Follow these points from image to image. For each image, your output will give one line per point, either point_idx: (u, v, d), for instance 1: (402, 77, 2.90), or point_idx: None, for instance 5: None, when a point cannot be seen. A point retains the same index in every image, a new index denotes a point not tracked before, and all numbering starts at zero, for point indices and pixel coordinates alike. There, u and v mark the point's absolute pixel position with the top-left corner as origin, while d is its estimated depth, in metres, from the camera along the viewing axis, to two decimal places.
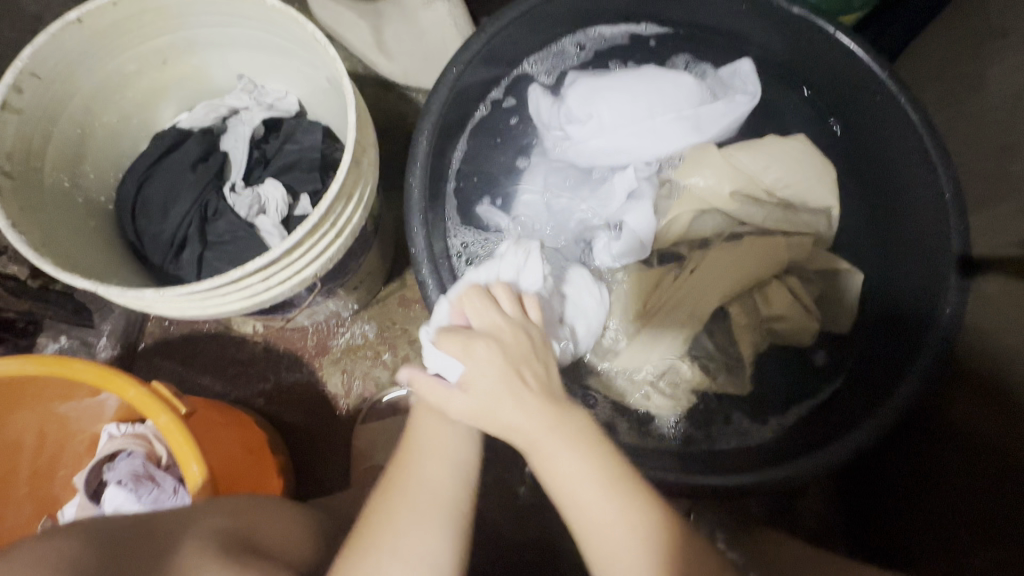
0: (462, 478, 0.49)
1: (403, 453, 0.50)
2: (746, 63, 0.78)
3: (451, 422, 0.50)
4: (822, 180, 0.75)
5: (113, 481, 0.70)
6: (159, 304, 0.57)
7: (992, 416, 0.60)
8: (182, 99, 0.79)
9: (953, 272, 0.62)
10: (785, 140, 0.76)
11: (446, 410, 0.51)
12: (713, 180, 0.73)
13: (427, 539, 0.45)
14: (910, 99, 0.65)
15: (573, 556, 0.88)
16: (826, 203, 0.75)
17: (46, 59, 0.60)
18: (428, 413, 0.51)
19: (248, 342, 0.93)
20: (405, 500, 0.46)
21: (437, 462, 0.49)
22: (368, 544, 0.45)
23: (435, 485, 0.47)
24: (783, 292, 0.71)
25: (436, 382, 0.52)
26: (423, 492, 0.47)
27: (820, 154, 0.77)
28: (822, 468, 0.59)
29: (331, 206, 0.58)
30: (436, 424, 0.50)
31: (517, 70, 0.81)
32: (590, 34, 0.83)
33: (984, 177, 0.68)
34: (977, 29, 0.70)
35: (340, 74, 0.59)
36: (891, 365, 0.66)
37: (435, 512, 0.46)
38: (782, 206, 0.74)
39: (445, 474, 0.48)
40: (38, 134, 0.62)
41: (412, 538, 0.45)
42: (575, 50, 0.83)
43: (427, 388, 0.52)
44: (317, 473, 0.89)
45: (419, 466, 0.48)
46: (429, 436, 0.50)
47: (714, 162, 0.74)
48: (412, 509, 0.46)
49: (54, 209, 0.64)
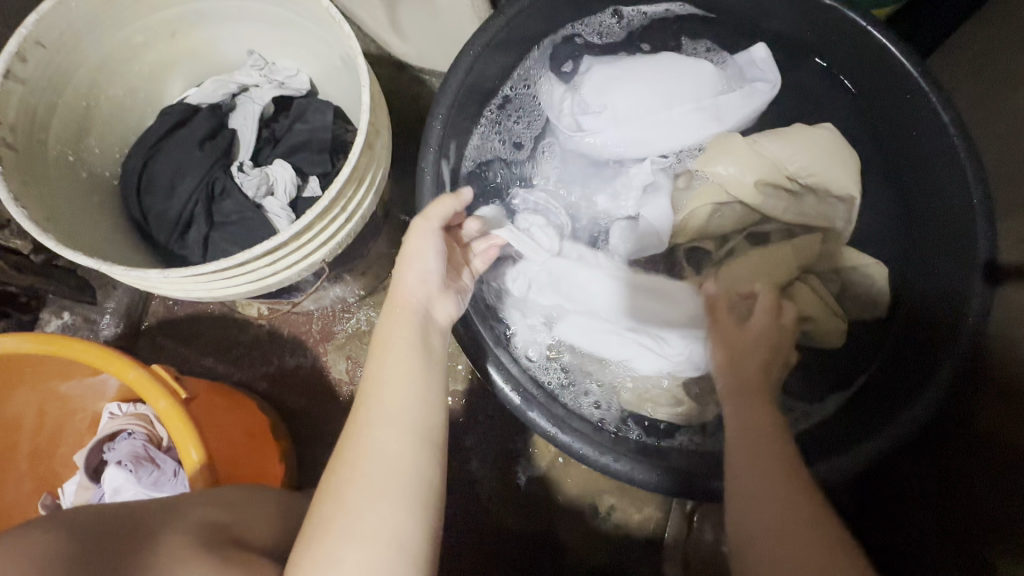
0: (423, 441, 0.48)
1: (353, 427, 0.49)
2: (761, 48, 0.75)
3: (406, 384, 0.50)
4: (848, 169, 0.73)
5: (113, 462, 0.69)
6: (164, 285, 0.55)
7: (1014, 426, 0.59)
8: (190, 73, 0.77)
9: (979, 281, 0.60)
10: (814, 128, 0.74)
11: (396, 380, 0.51)
12: (735, 168, 0.71)
13: (381, 515, 0.44)
14: (942, 98, 0.62)
15: (573, 550, 0.87)
16: (846, 191, 0.73)
17: (52, 27, 0.58)
18: (379, 378, 0.51)
19: (252, 324, 0.92)
20: (357, 474, 0.46)
21: (390, 428, 0.48)
22: (323, 531, 0.43)
23: (387, 453, 0.47)
24: (808, 295, 0.69)
25: (387, 339, 0.53)
26: (374, 464, 0.46)
27: (842, 141, 0.74)
28: (838, 474, 0.58)
29: (342, 190, 0.56)
30: (388, 387, 0.50)
31: (558, 36, 0.78)
32: (630, 10, 0.79)
33: (1016, 182, 0.65)
34: (1018, 26, 0.67)
35: (355, 54, 0.57)
36: (913, 370, 0.65)
37: (392, 483, 0.45)
38: (806, 194, 0.72)
39: (398, 439, 0.48)
40: (43, 106, 0.61)
41: (365, 521, 0.43)
42: (612, 17, 0.80)
43: (379, 356, 0.53)
44: (319, 459, 0.89)
45: (371, 436, 0.48)
46: (380, 400, 0.49)
47: (739, 150, 0.71)
48: (363, 484, 0.45)
49: (59, 183, 0.62)
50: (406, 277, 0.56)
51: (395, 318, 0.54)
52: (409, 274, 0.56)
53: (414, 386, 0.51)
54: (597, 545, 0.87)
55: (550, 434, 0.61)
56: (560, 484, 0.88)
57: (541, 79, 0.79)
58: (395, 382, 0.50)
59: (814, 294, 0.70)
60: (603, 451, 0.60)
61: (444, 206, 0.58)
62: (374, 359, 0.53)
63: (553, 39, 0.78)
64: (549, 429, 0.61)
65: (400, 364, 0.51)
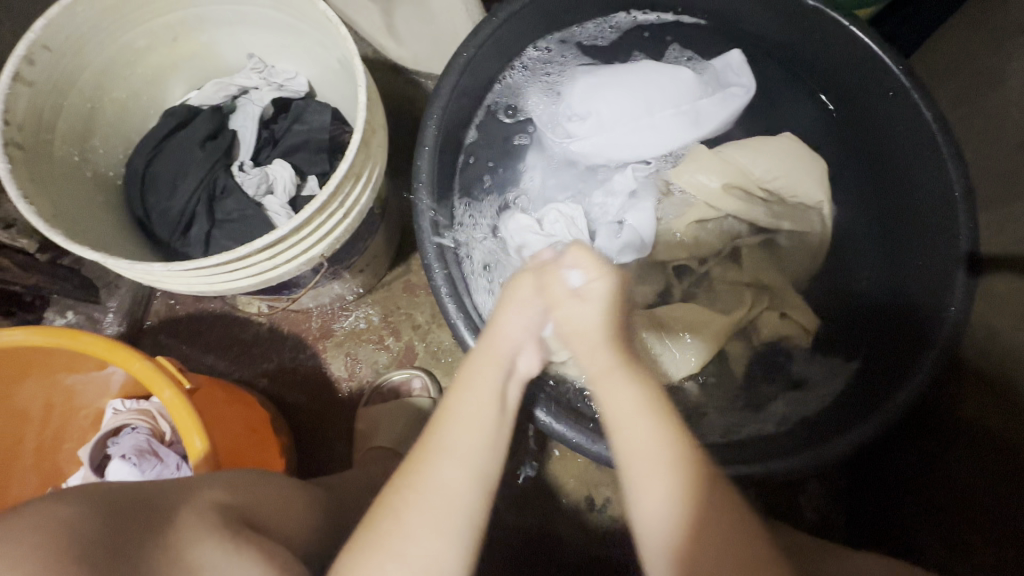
0: (485, 478, 0.49)
1: (423, 450, 0.50)
2: (735, 55, 0.78)
3: (484, 423, 0.51)
4: (811, 171, 0.75)
5: (117, 456, 0.71)
6: (167, 279, 0.57)
7: (996, 413, 0.61)
8: (192, 77, 0.80)
9: (962, 270, 0.61)
10: (774, 137, 0.76)
11: (475, 414, 0.51)
12: (704, 176, 0.73)
13: (437, 549, 0.45)
14: (924, 94, 0.64)
15: (570, 542, 0.88)
16: (814, 199, 0.75)
17: (59, 32, 0.60)
18: (457, 411, 0.51)
19: (252, 323, 0.94)
20: (421, 504, 0.47)
21: (457, 464, 0.49)
22: (381, 543, 0.45)
23: (454, 487, 0.48)
24: (772, 318, 0.74)
25: (470, 377, 0.52)
26: (441, 497, 0.47)
27: (807, 149, 0.76)
28: (826, 460, 0.59)
29: (339, 185, 0.58)
30: (466, 423, 0.51)
31: (562, 36, 0.80)
32: (620, 16, 0.82)
33: (996, 176, 0.67)
34: (995, 24, 0.69)
35: (351, 54, 0.59)
36: (899, 358, 0.66)
37: (450, 519, 0.46)
38: (776, 205, 0.74)
39: (466, 476, 0.48)
40: (50, 108, 0.63)
41: (420, 548, 0.45)
42: (610, 27, 0.82)
43: (459, 388, 0.52)
44: (319, 454, 0.90)
45: (439, 466, 0.48)
46: (456, 436, 0.50)
47: (715, 162, 0.73)
48: (426, 513, 0.46)
49: (65, 182, 0.64)
50: (504, 322, 0.53)
51: (482, 361, 0.53)
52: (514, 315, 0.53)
53: (490, 431, 0.51)
54: (594, 537, 0.88)
55: (545, 423, 0.62)
56: (557, 477, 0.90)
57: (529, 88, 0.80)
58: (477, 409, 0.51)
59: (782, 318, 0.74)
60: (596, 440, 0.61)
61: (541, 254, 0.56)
62: (453, 391, 0.53)
63: (555, 36, 0.80)
64: (544, 418, 0.62)
65: (478, 407, 0.51)
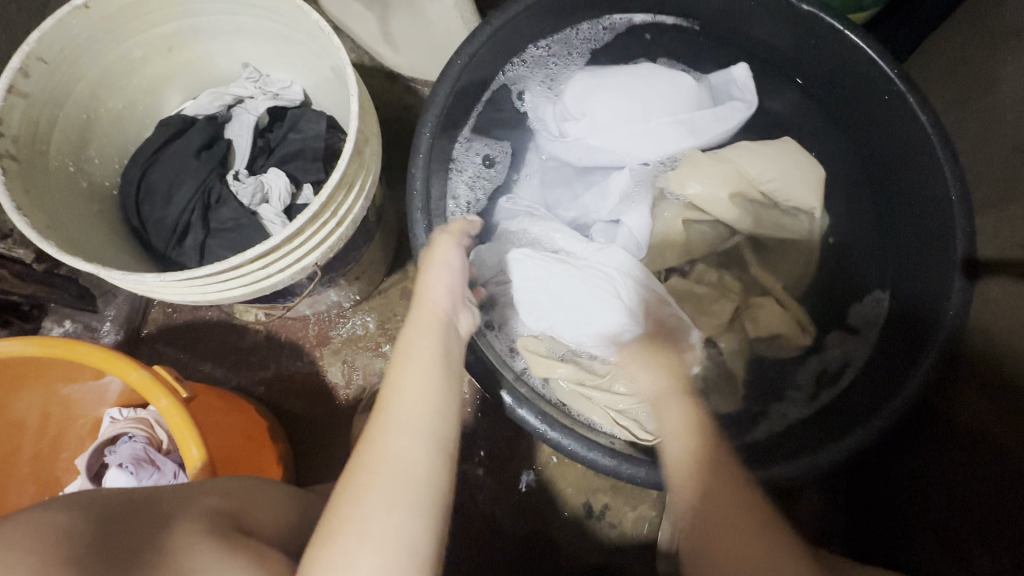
0: (440, 448, 0.49)
1: (372, 431, 0.49)
2: (740, 68, 0.78)
3: (428, 389, 0.51)
4: (810, 178, 0.74)
5: (114, 464, 0.71)
6: (161, 288, 0.57)
7: (996, 420, 0.60)
8: (187, 87, 0.80)
9: (959, 274, 0.61)
10: (778, 142, 0.76)
11: (419, 375, 0.52)
12: (708, 186, 0.72)
13: (400, 523, 0.44)
14: (918, 97, 0.64)
15: (568, 548, 0.88)
16: (808, 203, 0.73)
17: (54, 43, 0.61)
18: (398, 384, 0.51)
19: (250, 330, 0.94)
20: (376, 481, 0.45)
21: (409, 435, 0.48)
22: (336, 532, 0.43)
23: (407, 458, 0.47)
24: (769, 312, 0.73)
25: (410, 342, 0.54)
26: (394, 469, 0.46)
27: (811, 160, 0.76)
28: (817, 470, 0.59)
29: (332, 194, 0.58)
30: (413, 397, 0.50)
31: (562, 37, 0.80)
32: (617, 17, 0.81)
33: (992, 178, 0.67)
34: (991, 28, 0.69)
35: (344, 64, 0.59)
36: (896, 363, 0.65)
37: (408, 495, 0.45)
38: (766, 208, 0.74)
39: (418, 447, 0.48)
40: (44, 119, 0.63)
41: (379, 524, 0.43)
42: (605, 31, 0.83)
43: (397, 366, 0.53)
44: (316, 461, 0.90)
45: (388, 441, 0.48)
46: (404, 411, 0.49)
47: (705, 167, 0.72)
48: (384, 488, 0.45)
49: (59, 192, 0.64)
50: (430, 282, 0.58)
51: (417, 328, 0.55)
52: (436, 281, 0.59)
53: (436, 395, 0.51)
54: (591, 543, 0.88)
55: (541, 431, 0.61)
56: (556, 484, 0.90)
57: (529, 89, 0.81)
58: (420, 387, 0.51)
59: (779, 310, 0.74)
60: (591, 447, 0.60)
61: (461, 225, 0.64)
62: (394, 366, 0.53)
63: (556, 37, 0.80)
64: (541, 427, 0.61)
65: (418, 377, 0.52)
